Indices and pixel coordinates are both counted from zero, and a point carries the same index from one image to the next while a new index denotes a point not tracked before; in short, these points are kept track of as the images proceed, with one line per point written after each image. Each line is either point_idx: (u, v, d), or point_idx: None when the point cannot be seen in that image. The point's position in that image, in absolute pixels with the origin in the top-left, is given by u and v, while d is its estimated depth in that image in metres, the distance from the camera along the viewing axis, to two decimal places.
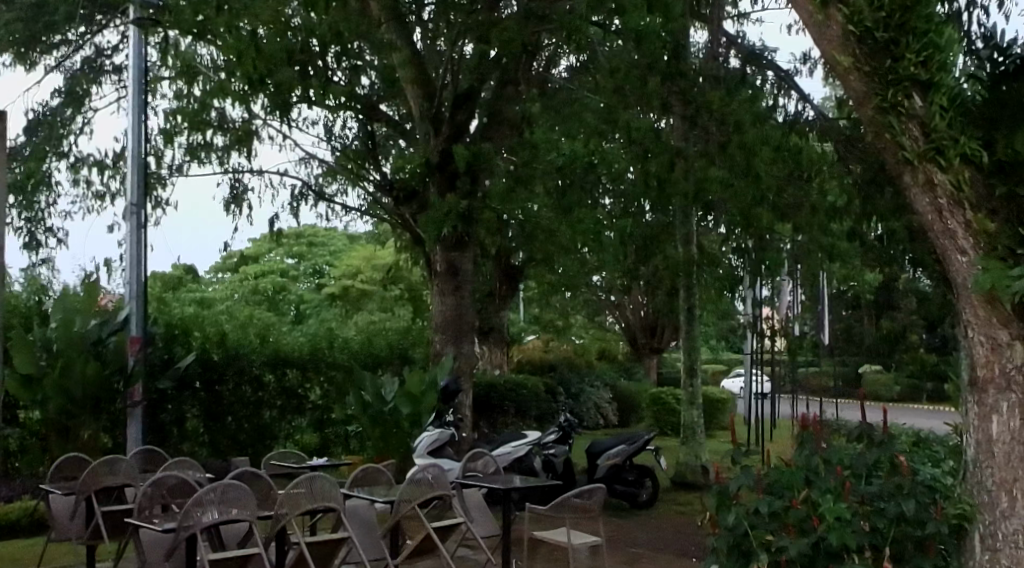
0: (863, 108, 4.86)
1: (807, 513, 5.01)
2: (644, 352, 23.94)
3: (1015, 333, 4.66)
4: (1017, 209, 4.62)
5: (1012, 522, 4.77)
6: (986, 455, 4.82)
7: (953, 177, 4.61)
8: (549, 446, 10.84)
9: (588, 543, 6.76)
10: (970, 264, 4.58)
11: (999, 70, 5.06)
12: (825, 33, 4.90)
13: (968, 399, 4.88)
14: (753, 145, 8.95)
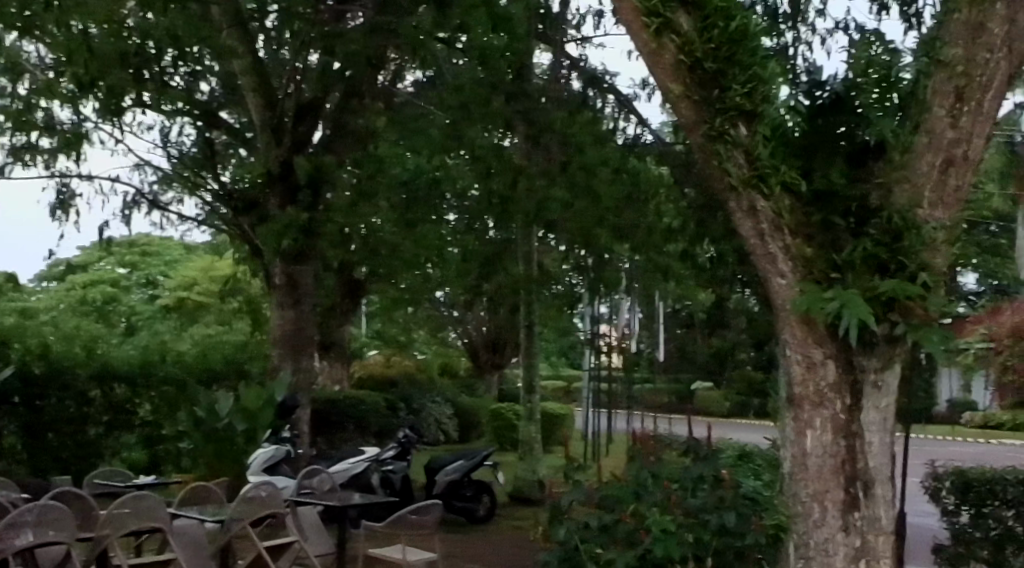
0: (693, 134, 5.04)
1: (634, 525, 5.24)
2: (485, 368, 23.99)
3: (828, 351, 4.74)
4: (831, 235, 4.89)
5: (823, 532, 4.80)
6: (800, 469, 4.86)
7: (774, 204, 4.86)
8: (387, 462, 10.76)
9: (424, 559, 6.75)
10: (788, 286, 4.81)
11: (814, 104, 5.41)
12: (658, 61, 5.06)
13: (786, 415, 4.94)
14: (593, 166, 9.48)
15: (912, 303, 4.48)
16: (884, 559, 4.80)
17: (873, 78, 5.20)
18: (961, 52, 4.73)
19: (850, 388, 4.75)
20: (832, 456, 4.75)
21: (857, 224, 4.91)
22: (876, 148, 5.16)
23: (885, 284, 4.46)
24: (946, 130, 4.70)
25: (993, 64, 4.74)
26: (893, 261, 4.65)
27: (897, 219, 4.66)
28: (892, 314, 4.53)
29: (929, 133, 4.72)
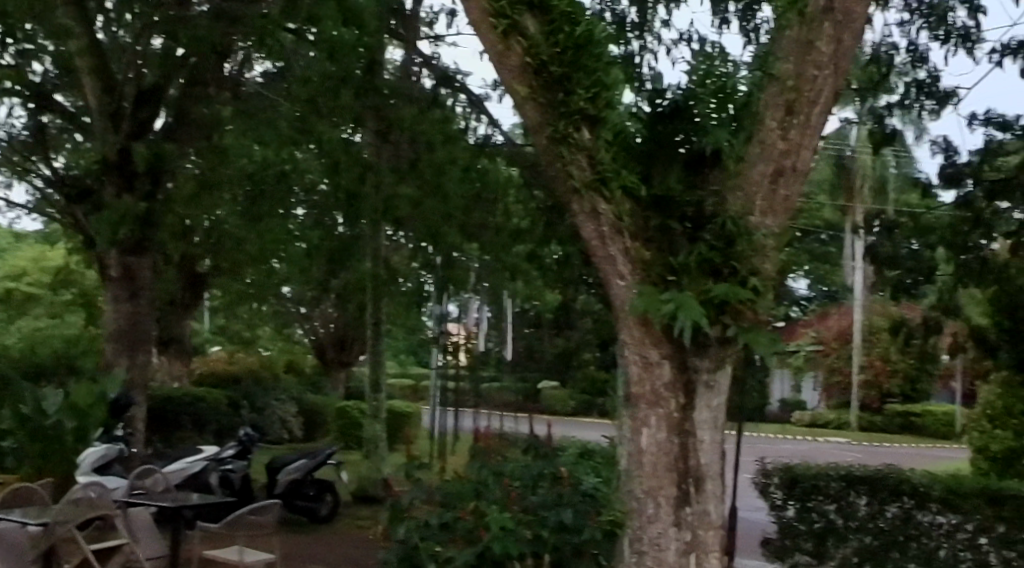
0: (538, 136, 5.13)
1: (474, 523, 5.28)
2: (332, 365, 22.70)
3: (664, 352, 4.88)
4: (668, 239, 5.03)
5: (655, 527, 4.92)
6: (635, 465, 4.98)
7: (615, 207, 4.98)
8: (226, 462, 10.43)
9: (262, 560, 6.59)
10: (628, 288, 4.94)
11: (655, 111, 5.45)
12: (506, 62, 5.15)
13: (624, 414, 5.07)
14: (441, 164, 9.44)
15: (742, 306, 4.65)
16: (713, 553, 4.95)
17: (711, 88, 5.33)
18: (792, 66, 5.03)
19: (684, 387, 4.91)
20: (666, 454, 4.90)
21: (693, 229, 5.06)
22: (712, 157, 5.26)
23: (718, 288, 4.62)
24: (777, 141, 4.94)
25: (820, 81, 5.03)
26: (726, 266, 4.80)
27: (730, 225, 4.82)
28: (724, 317, 4.67)
29: (762, 143, 4.95)
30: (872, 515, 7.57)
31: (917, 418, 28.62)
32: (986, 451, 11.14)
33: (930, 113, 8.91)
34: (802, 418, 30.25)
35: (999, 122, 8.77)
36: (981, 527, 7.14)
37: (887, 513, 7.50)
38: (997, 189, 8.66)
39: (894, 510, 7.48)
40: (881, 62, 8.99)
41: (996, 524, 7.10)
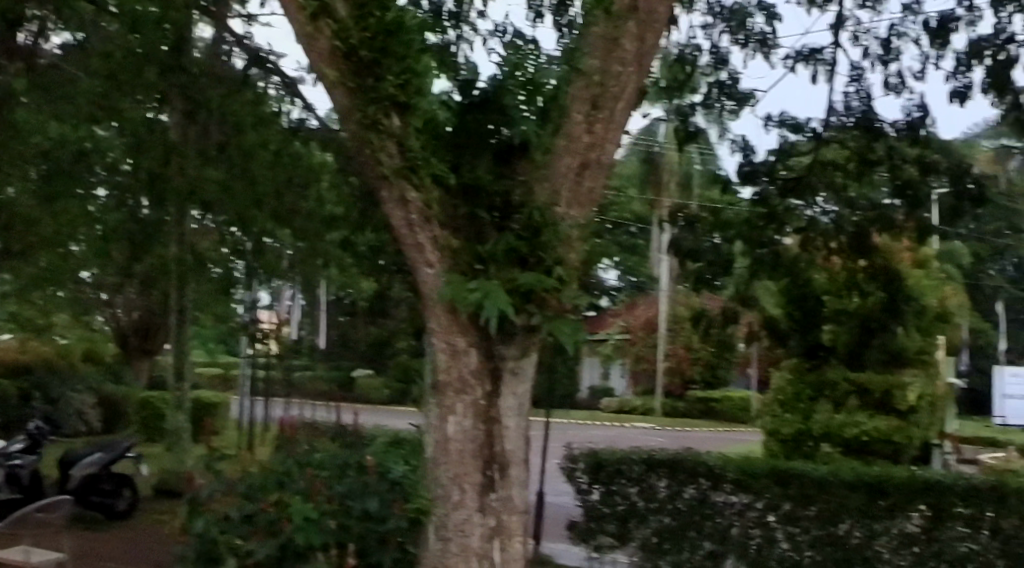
0: (347, 121, 5.07)
1: (276, 514, 5.21)
2: (135, 354, 21.45)
3: (471, 340, 4.92)
4: (476, 228, 5.07)
5: (461, 513, 4.96)
6: (441, 453, 5.01)
7: (424, 195, 4.98)
8: (13, 457, 9.80)
9: (50, 560, 6.22)
10: (435, 276, 4.95)
11: (466, 100, 5.45)
12: (315, 45, 5.11)
13: (430, 402, 5.09)
14: (251, 148, 9.52)
15: (547, 295, 4.74)
16: (516, 537, 5.05)
17: (519, 81, 5.33)
18: (598, 63, 5.23)
19: (490, 374, 4.97)
20: (472, 440, 4.95)
21: (501, 218, 5.10)
22: (520, 149, 5.29)
23: (524, 277, 4.70)
24: (583, 134, 5.12)
25: (623, 78, 5.24)
26: (532, 256, 4.86)
27: (537, 215, 4.90)
28: (530, 305, 4.75)
29: (568, 136, 5.11)
30: (671, 496, 7.86)
31: (716, 403, 30.06)
32: (776, 434, 11.71)
33: (730, 113, 9.32)
34: (610, 405, 31.22)
35: (791, 124, 9.33)
36: (768, 505, 7.34)
37: (685, 494, 7.79)
38: (789, 187, 9.32)
39: (691, 491, 7.78)
40: (686, 62, 9.33)
41: (782, 502, 7.28)
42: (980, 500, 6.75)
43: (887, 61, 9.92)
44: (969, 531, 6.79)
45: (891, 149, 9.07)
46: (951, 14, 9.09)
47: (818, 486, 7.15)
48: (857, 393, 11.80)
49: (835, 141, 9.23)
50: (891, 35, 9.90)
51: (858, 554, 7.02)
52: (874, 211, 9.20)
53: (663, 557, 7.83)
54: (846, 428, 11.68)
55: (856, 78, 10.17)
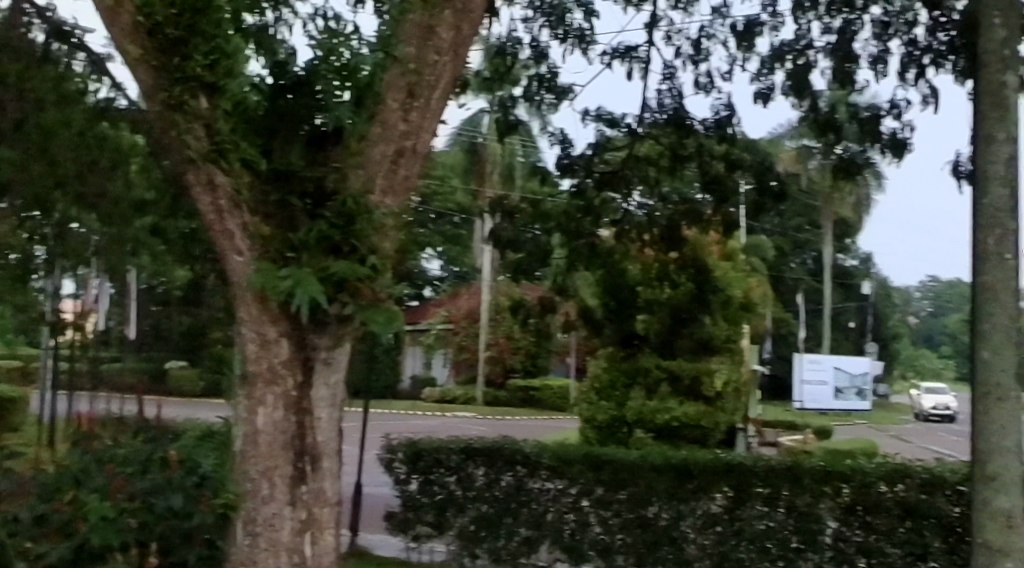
0: (151, 102, 4.95)
1: (70, 514, 4.97)
2: None
3: (282, 330, 4.81)
4: (287, 215, 4.97)
5: (270, 507, 4.84)
6: (250, 446, 4.88)
7: (233, 179, 4.89)
8: None
9: None
10: (245, 264, 4.83)
11: (279, 83, 5.24)
12: (118, 22, 4.93)
13: (239, 394, 4.95)
14: (53, 128, 8.37)
15: (360, 283, 4.69)
16: (327, 529, 4.97)
17: (334, 65, 5.16)
18: (413, 50, 5.20)
19: (302, 364, 4.87)
20: (282, 432, 4.84)
21: (313, 206, 5.00)
22: (334, 135, 5.26)
23: (336, 265, 4.62)
24: (398, 122, 5.11)
25: (439, 66, 5.28)
26: (346, 244, 4.79)
27: (350, 203, 4.85)
28: (343, 294, 4.68)
29: (383, 123, 5.09)
30: (488, 484, 7.95)
31: (536, 392, 30.50)
32: (591, 420, 12.09)
33: (549, 106, 9.45)
34: (432, 395, 31.23)
35: (608, 119, 9.57)
36: (583, 490, 7.54)
37: (502, 482, 7.90)
38: (606, 180, 9.53)
39: (508, 478, 7.89)
40: (507, 53, 9.31)
41: (595, 487, 7.49)
42: (778, 481, 6.97)
43: (697, 61, 10.32)
44: (767, 510, 7.00)
45: (700, 146, 9.38)
46: (756, 19, 9.53)
47: (631, 470, 7.36)
48: (668, 379, 12.21)
49: (649, 137, 9.46)
50: (701, 37, 10.30)
51: (665, 535, 7.25)
52: (685, 205, 9.55)
53: (479, 544, 7.91)
54: (658, 414, 12.07)
55: (669, 76, 10.53)
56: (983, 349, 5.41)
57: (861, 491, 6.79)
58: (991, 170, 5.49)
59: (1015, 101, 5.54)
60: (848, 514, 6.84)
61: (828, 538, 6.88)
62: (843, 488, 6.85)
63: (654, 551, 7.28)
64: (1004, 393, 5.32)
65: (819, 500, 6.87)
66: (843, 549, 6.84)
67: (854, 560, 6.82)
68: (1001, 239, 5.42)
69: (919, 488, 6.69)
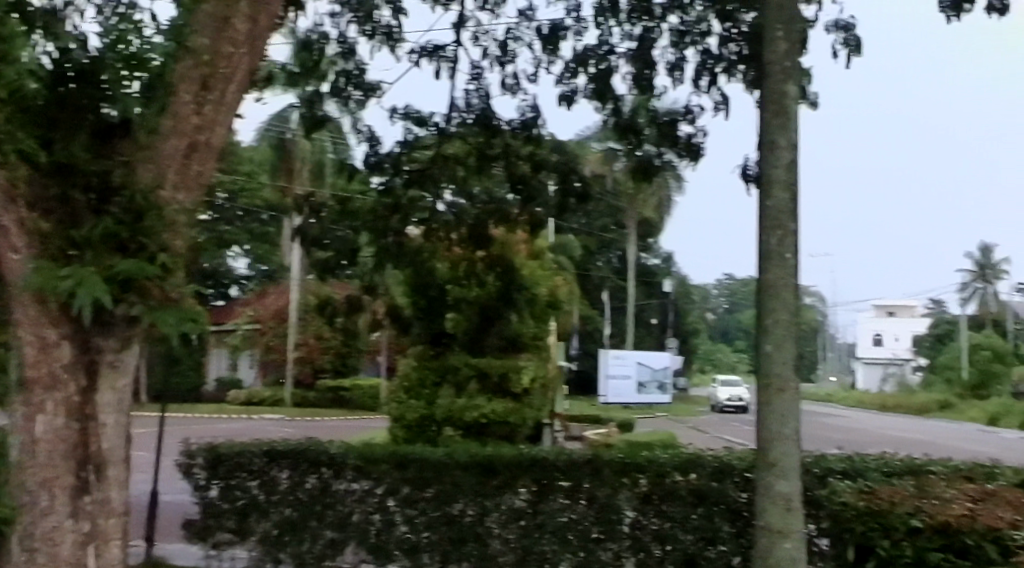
0: None
1: None
2: None
3: (63, 333, 4.54)
4: (69, 210, 4.71)
5: (50, 520, 4.58)
6: (28, 455, 4.60)
7: (8, 172, 4.61)
8: None
9: None
10: (21, 262, 4.54)
11: (61, 70, 5.15)
12: None
13: (16, 400, 4.65)
14: None
15: (148, 283, 4.46)
16: (113, 540, 4.74)
17: (121, 54, 5.11)
18: (207, 41, 5.00)
19: (85, 368, 4.61)
20: (63, 441, 4.58)
21: (98, 201, 4.78)
22: (121, 127, 5.08)
23: (122, 263, 4.39)
24: (191, 115, 4.91)
25: (235, 59, 5.08)
26: (133, 242, 4.55)
27: (138, 198, 4.64)
28: (130, 295, 4.43)
29: (174, 116, 4.89)
30: (292, 487, 7.77)
31: (346, 392, 30.13)
32: (400, 419, 12.22)
33: (357, 103, 9.33)
34: (238, 397, 30.31)
35: (416, 118, 9.55)
36: (389, 489, 7.50)
37: (306, 485, 7.74)
38: (414, 178, 9.48)
39: (312, 481, 7.74)
40: (313, 48, 9.14)
41: (401, 487, 7.47)
42: (579, 474, 7.15)
43: (504, 62, 10.46)
44: (568, 502, 7.17)
45: (507, 146, 9.51)
46: (560, 23, 9.75)
47: (435, 469, 7.39)
48: (476, 377, 12.34)
49: (457, 136, 9.48)
50: (507, 39, 10.44)
51: (470, 531, 7.32)
52: (492, 205, 9.64)
53: (282, 549, 7.73)
54: (466, 412, 12.23)
55: (476, 76, 10.63)
56: (766, 343, 5.71)
57: (657, 481, 7.06)
58: (773, 173, 5.83)
59: (796, 110, 5.90)
60: (644, 503, 7.08)
61: (625, 527, 7.11)
62: (640, 479, 7.10)
63: (460, 547, 7.35)
64: (784, 384, 5.65)
65: (618, 491, 7.10)
66: (639, 537, 7.09)
67: (650, 547, 7.08)
68: (782, 239, 5.75)
69: (710, 476, 7.02)
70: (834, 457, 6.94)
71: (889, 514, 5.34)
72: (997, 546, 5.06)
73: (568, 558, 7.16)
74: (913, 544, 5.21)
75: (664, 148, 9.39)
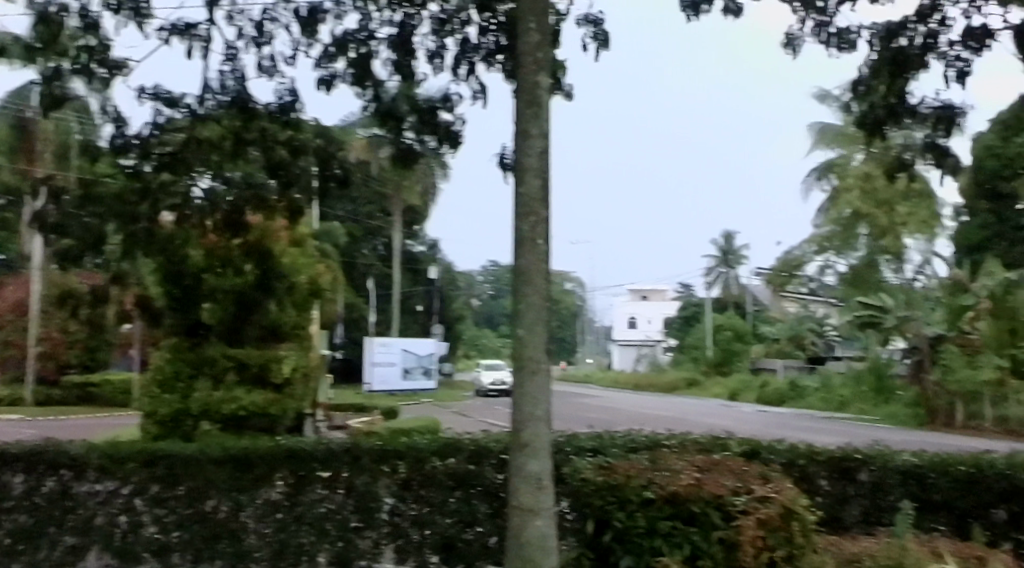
0: None
1: None
2: None
3: None
4: None
5: None
6: None
7: None
8: None
9: None
10: None
11: None
12: None
13: None
14: None
15: None
16: None
17: None
18: None
19: None
20: None
21: None
22: None
23: None
24: None
25: None
26: None
27: None
28: None
29: None
30: (27, 493, 7.23)
31: (95, 389, 28.95)
32: (153, 415, 11.79)
33: (103, 82, 8.63)
34: None
35: (166, 99, 9.00)
36: (135, 489, 7.15)
37: (44, 488, 7.24)
38: (165, 164, 9.01)
39: (51, 484, 7.24)
40: (51, 21, 8.33)
41: (149, 485, 7.14)
42: (337, 463, 7.11)
43: (260, 43, 10.14)
44: (326, 492, 7.10)
45: (264, 130, 9.15)
46: (319, 6, 9.55)
47: (186, 465, 7.11)
48: (235, 368, 11.87)
49: (211, 119, 8.94)
50: (263, 18, 10.13)
51: (224, 527, 7.08)
52: (250, 191, 9.35)
53: (16, 559, 7.16)
54: (225, 405, 11.94)
55: (231, 57, 10.25)
56: (519, 327, 5.85)
57: (415, 466, 7.13)
58: (526, 162, 5.97)
59: (547, 101, 6.07)
60: (403, 489, 7.12)
61: (384, 514, 7.10)
62: (398, 465, 7.15)
63: (213, 544, 7.08)
64: (536, 366, 5.79)
65: (376, 479, 7.11)
66: (398, 523, 7.09)
67: (408, 532, 7.08)
68: (535, 225, 5.90)
69: (468, 459, 7.15)
70: (585, 436, 7.23)
71: (624, 488, 5.62)
72: (720, 513, 5.40)
73: (327, 549, 7.06)
74: (646, 515, 5.51)
75: (426, 135, 9.46)
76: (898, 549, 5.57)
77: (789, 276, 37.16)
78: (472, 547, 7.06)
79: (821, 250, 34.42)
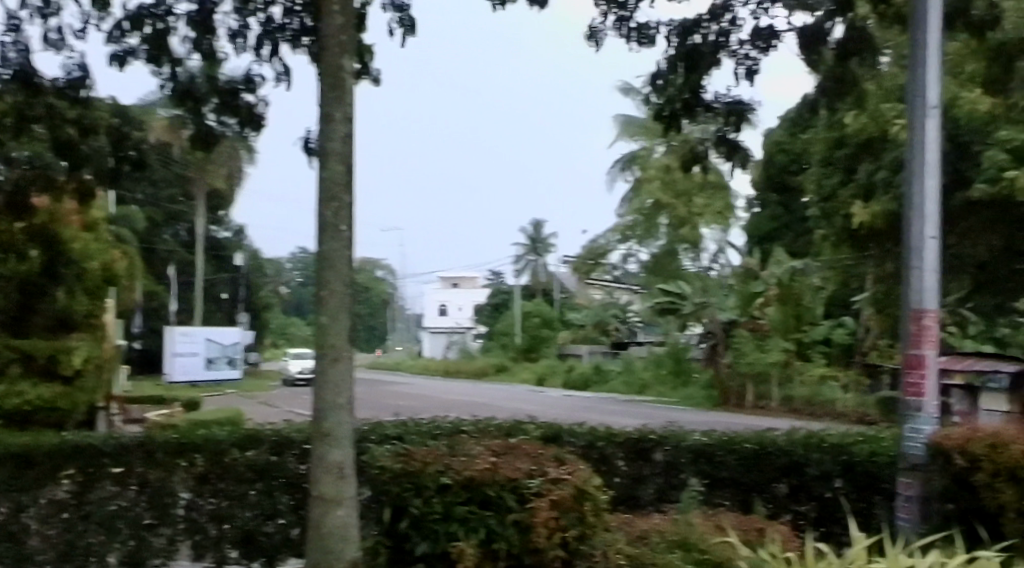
0: None
1: None
2: None
3: None
4: None
5: None
6: None
7: None
8: None
9: None
10: None
11: None
12: None
13: None
14: None
15: None
16: None
17: None
18: None
19: None
20: None
21: None
22: None
23: None
24: None
25: None
26: None
27: None
28: None
29: None
30: None
31: None
32: None
33: None
34: None
35: None
36: None
37: None
38: None
39: None
40: None
41: None
42: (129, 458, 6.78)
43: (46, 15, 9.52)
44: (117, 489, 6.77)
45: (50, 108, 8.45)
46: None
47: None
48: (20, 360, 11.28)
49: None
50: None
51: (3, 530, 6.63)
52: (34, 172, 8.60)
53: None
54: (7, 398, 11.28)
55: (13, 28, 9.56)
56: (321, 314, 5.75)
57: (213, 459, 6.89)
58: (329, 146, 5.86)
59: (351, 85, 5.97)
60: (200, 484, 6.88)
61: (180, 509, 6.85)
62: (195, 459, 6.88)
63: None
64: (338, 353, 5.70)
65: (171, 473, 6.83)
66: (195, 519, 6.86)
67: (206, 528, 6.87)
68: (338, 211, 5.81)
69: (269, 450, 6.97)
70: (390, 424, 7.21)
71: (421, 474, 5.63)
72: (514, 495, 5.47)
73: (117, 548, 6.74)
74: (441, 500, 5.56)
75: (226, 117, 9.14)
76: (682, 524, 6.01)
77: (594, 264, 38.36)
78: (273, 540, 6.91)
79: (624, 238, 35.62)
